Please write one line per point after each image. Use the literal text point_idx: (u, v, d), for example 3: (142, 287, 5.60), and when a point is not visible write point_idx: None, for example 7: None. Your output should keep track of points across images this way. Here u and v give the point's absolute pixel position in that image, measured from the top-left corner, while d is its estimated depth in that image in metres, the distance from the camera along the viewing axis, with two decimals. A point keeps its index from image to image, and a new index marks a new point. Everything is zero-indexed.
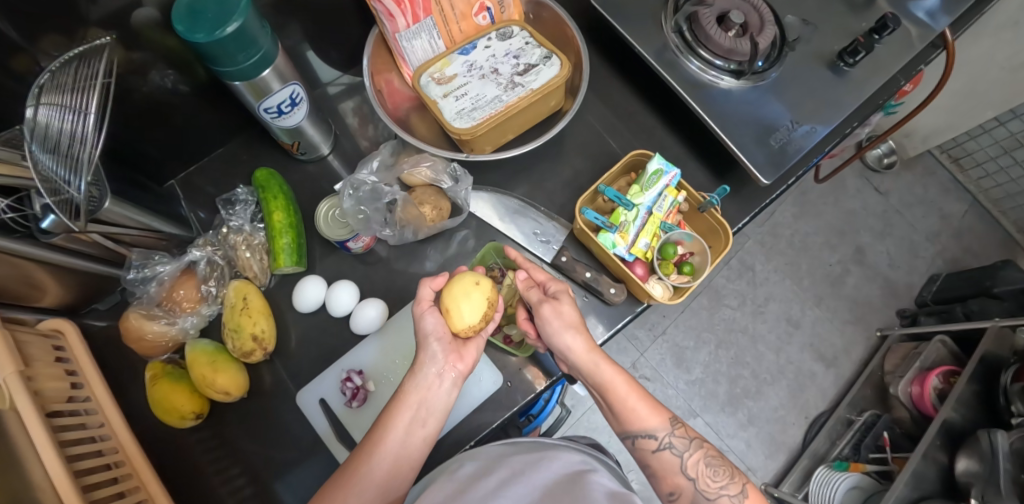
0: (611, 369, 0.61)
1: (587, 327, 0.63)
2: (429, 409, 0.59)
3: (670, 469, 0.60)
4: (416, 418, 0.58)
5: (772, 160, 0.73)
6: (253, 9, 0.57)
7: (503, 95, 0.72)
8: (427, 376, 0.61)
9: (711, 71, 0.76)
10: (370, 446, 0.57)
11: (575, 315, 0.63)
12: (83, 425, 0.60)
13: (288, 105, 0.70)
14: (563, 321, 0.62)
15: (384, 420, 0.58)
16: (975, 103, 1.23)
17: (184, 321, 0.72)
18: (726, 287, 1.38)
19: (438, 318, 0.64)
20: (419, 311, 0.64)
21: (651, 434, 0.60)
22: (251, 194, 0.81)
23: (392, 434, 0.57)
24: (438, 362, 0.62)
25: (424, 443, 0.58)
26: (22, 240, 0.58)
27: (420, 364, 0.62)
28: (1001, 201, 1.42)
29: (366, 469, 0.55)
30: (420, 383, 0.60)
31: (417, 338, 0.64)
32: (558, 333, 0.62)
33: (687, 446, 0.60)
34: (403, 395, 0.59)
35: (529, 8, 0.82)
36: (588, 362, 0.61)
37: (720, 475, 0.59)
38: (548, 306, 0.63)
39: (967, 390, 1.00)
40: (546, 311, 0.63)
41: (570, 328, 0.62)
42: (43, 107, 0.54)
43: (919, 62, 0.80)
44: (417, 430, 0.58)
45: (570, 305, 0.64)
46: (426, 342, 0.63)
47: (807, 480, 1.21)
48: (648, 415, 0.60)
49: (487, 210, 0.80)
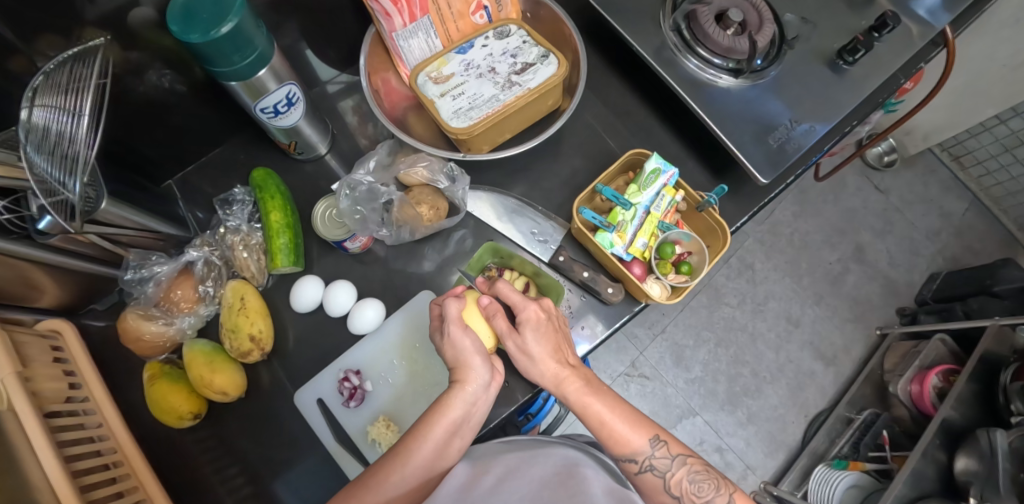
0: (582, 397, 0.59)
1: (559, 354, 0.61)
2: (468, 423, 0.58)
3: (653, 488, 0.60)
4: (456, 432, 0.57)
5: (770, 158, 0.73)
6: (247, 9, 0.57)
7: (500, 94, 0.72)
8: (475, 392, 0.58)
9: (710, 70, 0.76)
10: (404, 456, 0.55)
11: (541, 350, 0.60)
12: (82, 426, 0.60)
13: (284, 105, 0.69)
14: (530, 360, 0.60)
15: (424, 428, 0.56)
16: (977, 100, 1.22)
17: (182, 321, 0.72)
18: (726, 285, 1.38)
19: (474, 338, 0.60)
20: (454, 331, 0.60)
21: (632, 458, 0.59)
22: (248, 193, 0.81)
23: (428, 445, 0.56)
24: (485, 381, 0.59)
25: (457, 453, 0.58)
26: (18, 241, 0.58)
27: (468, 379, 0.58)
28: (1001, 199, 1.41)
29: (398, 477, 0.55)
30: (466, 399, 0.58)
31: (457, 355, 0.60)
32: (527, 369, 0.61)
33: (668, 467, 0.59)
34: (448, 409, 0.57)
35: (528, 7, 0.82)
36: (561, 394, 0.60)
37: (705, 490, 0.59)
38: (513, 345, 0.61)
39: (966, 388, 1.00)
40: (510, 348, 0.61)
41: (539, 367, 0.60)
42: (39, 109, 0.54)
43: (919, 60, 0.79)
44: (454, 442, 0.58)
45: (537, 339, 0.60)
46: (474, 360, 0.59)
47: (806, 479, 1.21)
48: (628, 436, 0.59)
49: (485, 210, 0.80)
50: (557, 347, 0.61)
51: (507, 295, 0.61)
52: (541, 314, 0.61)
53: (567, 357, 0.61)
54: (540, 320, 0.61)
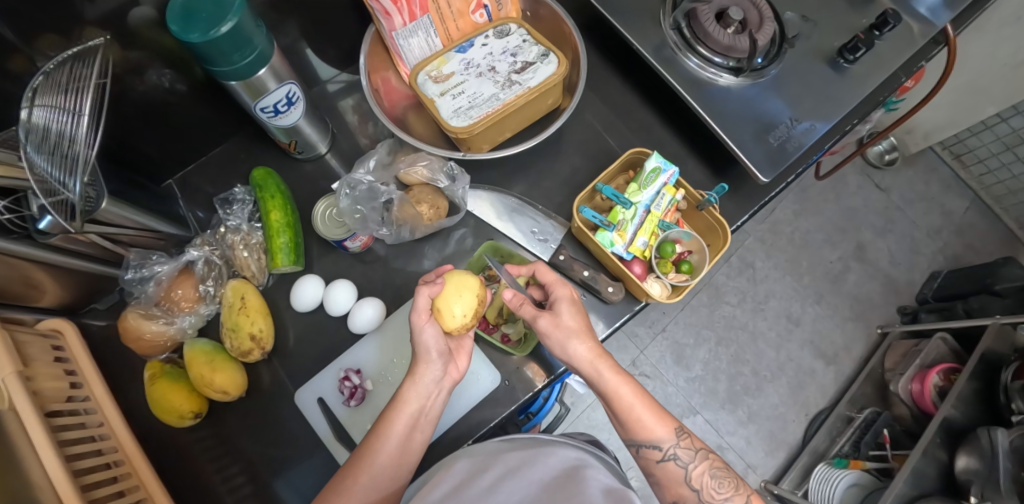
0: (616, 378, 0.60)
1: (590, 335, 0.62)
2: (427, 416, 0.62)
3: (673, 479, 0.61)
4: (415, 425, 0.61)
5: (770, 157, 0.73)
6: (247, 8, 0.57)
7: (500, 93, 0.72)
8: (427, 385, 0.62)
9: (710, 69, 0.76)
10: (370, 455, 0.58)
11: (576, 324, 0.62)
12: (83, 425, 0.60)
13: (284, 104, 0.70)
14: (565, 332, 0.61)
15: (386, 427, 0.59)
16: (978, 98, 1.22)
17: (183, 320, 0.73)
18: (726, 284, 1.38)
19: (436, 329, 0.63)
20: (417, 323, 0.62)
21: (656, 446, 0.60)
22: (248, 193, 0.81)
23: (391, 442, 0.59)
24: (439, 372, 0.63)
25: (420, 448, 0.61)
26: (19, 241, 0.58)
27: (421, 373, 0.62)
28: (1002, 197, 1.41)
29: (367, 478, 0.57)
30: (421, 393, 0.61)
31: (417, 348, 0.63)
32: (559, 345, 0.61)
33: (691, 458, 0.60)
34: (404, 404, 0.60)
35: (527, 6, 0.82)
36: (594, 377, 0.61)
37: (724, 487, 0.60)
38: (546, 318, 0.62)
39: (967, 387, 1.00)
40: (542, 322, 0.62)
41: (571, 342, 0.61)
42: (39, 109, 0.53)
43: (920, 58, 0.79)
44: (415, 436, 0.61)
45: (571, 314, 0.62)
46: (427, 355, 0.62)
47: (806, 478, 1.21)
48: (654, 425, 0.60)
49: (485, 209, 0.80)
50: (589, 330, 0.62)
51: (544, 274, 0.66)
52: (574, 294, 0.64)
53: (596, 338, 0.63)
54: (574, 297, 0.64)
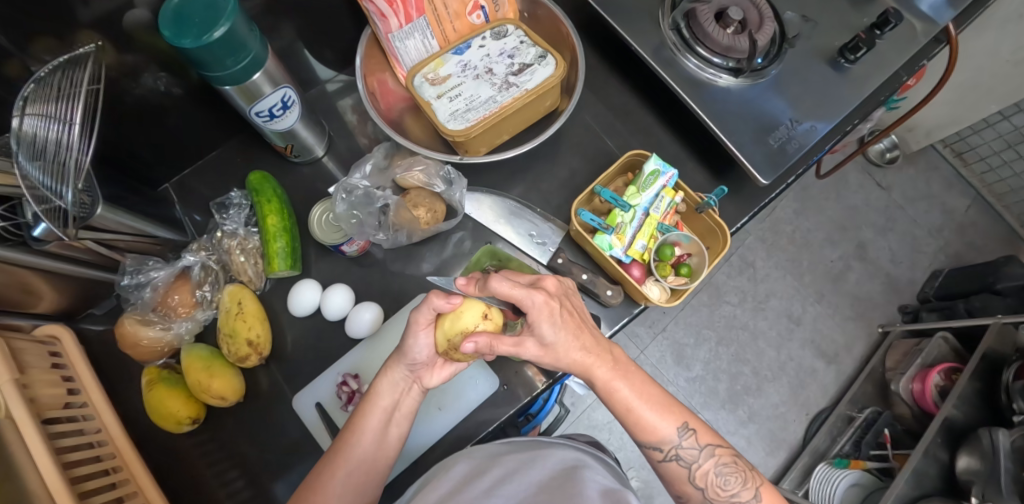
0: (611, 374, 0.57)
1: (581, 340, 0.57)
2: (402, 412, 0.61)
3: (678, 477, 0.60)
4: (390, 419, 0.61)
5: (770, 159, 0.72)
6: (240, 12, 0.57)
7: (498, 95, 0.71)
8: (400, 381, 0.62)
9: (709, 69, 0.75)
10: (344, 452, 0.58)
11: (564, 337, 0.56)
12: (81, 431, 0.60)
13: (279, 108, 0.69)
14: (556, 349, 0.56)
15: (358, 424, 0.60)
16: (979, 96, 1.21)
17: (180, 326, 0.73)
18: (726, 283, 1.37)
19: (430, 339, 0.61)
20: (412, 327, 0.60)
21: (658, 446, 0.59)
22: (244, 197, 0.80)
23: (366, 438, 0.59)
24: (410, 370, 0.62)
25: (397, 442, 0.61)
26: (15, 248, 0.58)
27: (394, 368, 0.62)
28: (1005, 195, 1.40)
29: (343, 474, 0.57)
30: (394, 387, 0.61)
31: (401, 345, 0.61)
32: (556, 358, 0.57)
33: (696, 457, 0.59)
34: (377, 398, 0.60)
35: (526, 6, 0.81)
36: (588, 375, 0.58)
37: (731, 483, 0.59)
38: (532, 344, 0.56)
39: (968, 387, 0.99)
40: (530, 349, 0.57)
41: (563, 358, 0.57)
42: (29, 117, 0.53)
43: (923, 57, 0.78)
44: (391, 430, 0.61)
45: (555, 330, 0.56)
46: (406, 355, 0.61)
47: (807, 478, 1.21)
48: (658, 423, 0.58)
49: (484, 211, 0.80)
50: (579, 330, 0.57)
51: (504, 292, 0.56)
52: (551, 304, 0.56)
53: (591, 334, 0.59)
54: (553, 310, 0.56)
